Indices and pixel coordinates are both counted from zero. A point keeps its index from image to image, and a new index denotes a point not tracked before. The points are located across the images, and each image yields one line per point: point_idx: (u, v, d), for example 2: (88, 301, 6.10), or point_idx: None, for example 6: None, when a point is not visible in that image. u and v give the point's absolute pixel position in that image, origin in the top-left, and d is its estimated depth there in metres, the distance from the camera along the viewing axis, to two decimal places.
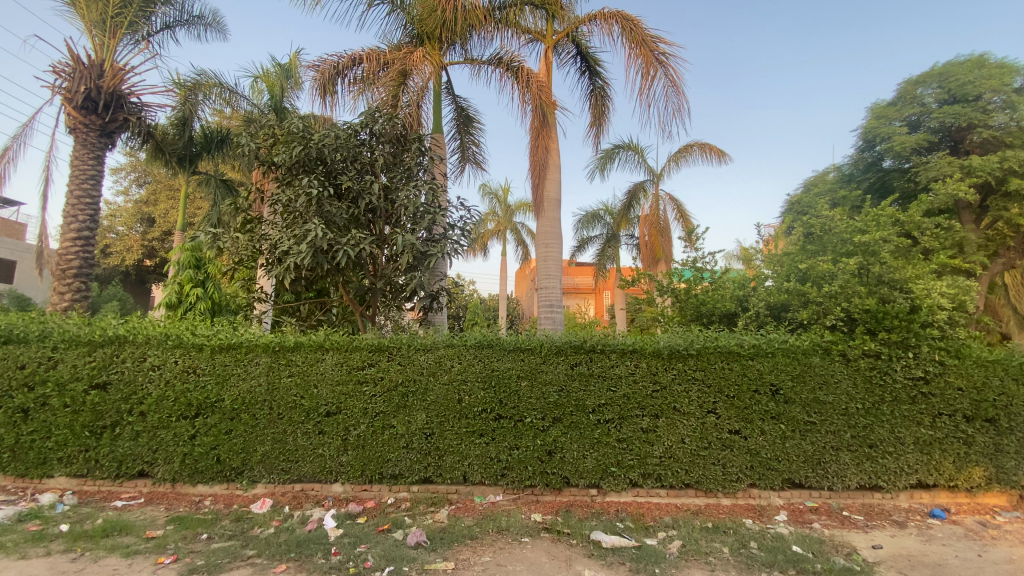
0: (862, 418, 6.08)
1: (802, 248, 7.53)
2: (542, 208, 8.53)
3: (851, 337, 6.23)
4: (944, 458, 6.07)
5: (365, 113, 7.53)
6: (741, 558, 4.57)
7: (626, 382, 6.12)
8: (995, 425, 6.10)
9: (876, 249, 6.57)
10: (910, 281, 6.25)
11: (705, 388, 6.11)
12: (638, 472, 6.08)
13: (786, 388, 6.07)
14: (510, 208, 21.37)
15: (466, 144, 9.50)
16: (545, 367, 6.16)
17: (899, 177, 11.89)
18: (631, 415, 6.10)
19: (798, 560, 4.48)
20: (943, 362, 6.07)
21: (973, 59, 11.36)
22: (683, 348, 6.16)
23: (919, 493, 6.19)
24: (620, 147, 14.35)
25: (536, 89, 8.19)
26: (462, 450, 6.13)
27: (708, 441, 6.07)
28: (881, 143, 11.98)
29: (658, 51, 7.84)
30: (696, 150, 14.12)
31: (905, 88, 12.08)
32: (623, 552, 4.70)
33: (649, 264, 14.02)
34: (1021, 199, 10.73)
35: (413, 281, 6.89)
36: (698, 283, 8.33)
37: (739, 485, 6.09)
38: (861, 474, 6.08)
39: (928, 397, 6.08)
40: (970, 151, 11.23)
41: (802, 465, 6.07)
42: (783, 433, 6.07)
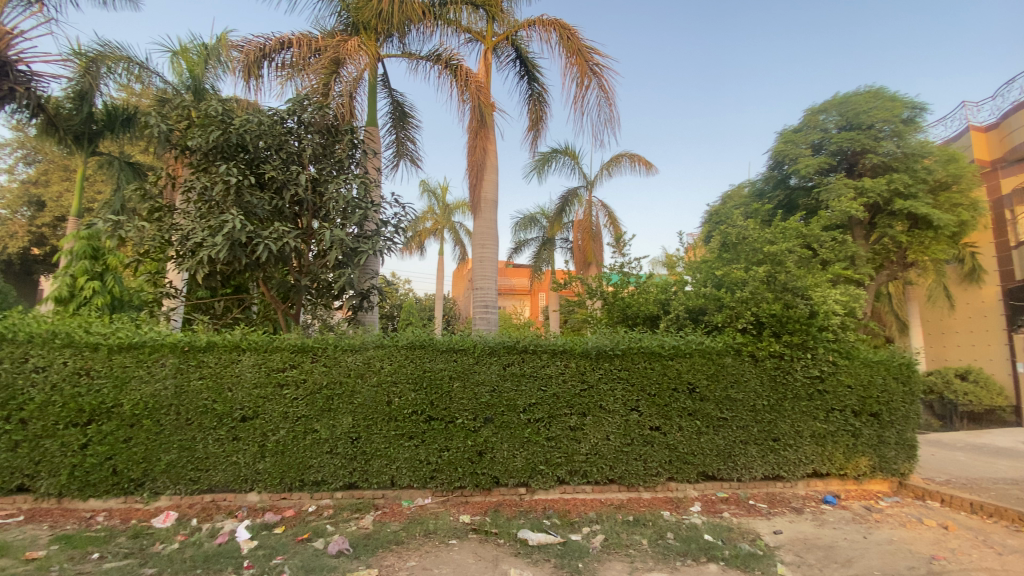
0: (767, 413, 6.60)
1: (719, 256, 8.06)
2: (479, 208, 8.50)
3: (758, 339, 6.76)
4: (835, 449, 6.72)
5: (293, 100, 7.16)
6: (659, 549, 4.80)
7: (556, 382, 6.25)
8: (879, 419, 6.83)
9: (781, 259, 7.09)
10: (810, 288, 6.81)
11: (629, 387, 6.38)
12: (565, 469, 6.21)
13: (701, 387, 6.48)
14: (448, 207, 21.16)
15: (401, 139, 9.29)
16: (478, 368, 6.15)
17: (803, 194, 13.10)
18: (561, 413, 6.23)
19: (709, 548, 4.77)
20: (835, 362, 6.75)
21: (868, 92, 12.56)
22: (610, 348, 6.40)
23: (815, 481, 6.80)
24: (557, 152, 14.64)
25: (474, 89, 8.17)
26: (390, 454, 5.97)
27: (631, 437, 6.32)
28: (789, 163, 13.07)
29: (592, 62, 8.07)
30: (626, 160, 14.69)
31: (809, 116, 13.17)
32: (549, 549, 4.77)
33: (582, 268, 14.39)
34: (903, 218, 12.15)
35: (343, 278, 6.65)
36: (625, 287, 8.69)
37: (659, 479, 6.38)
38: (766, 465, 6.59)
39: (823, 394, 6.73)
40: (862, 173, 12.57)
41: (715, 459, 6.48)
42: (699, 428, 6.46)
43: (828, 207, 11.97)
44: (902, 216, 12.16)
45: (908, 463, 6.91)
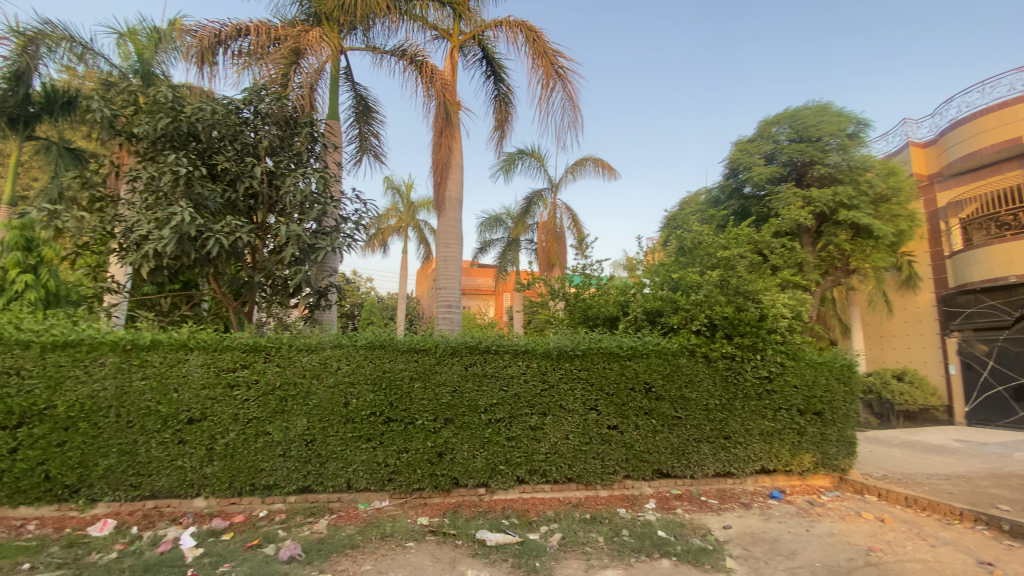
0: (719, 412, 6.84)
1: (676, 260, 8.30)
2: (443, 207, 8.42)
3: (712, 340, 7.01)
4: (782, 446, 7.03)
5: (249, 90, 6.90)
6: (615, 546, 4.89)
7: (517, 382, 6.28)
8: (822, 418, 7.19)
9: (734, 264, 7.38)
10: (760, 292, 7.13)
11: (589, 387, 6.48)
12: (525, 469, 6.24)
13: (657, 386, 6.65)
14: (412, 205, 20.89)
15: (364, 134, 9.10)
16: (439, 368, 6.10)
17: (755, 203, 13.67)
18: (521, 414, 6.26)
19: (663, 544, 4.90)
20: (783, 363, 7.07)
21: (817, 106, 13.20)
22: (571, 349, 6.48)
23: (763, 477, 7.09)
24: (522, 153, 14.70)
25: (440, 86, 8.10)
26: (346, 456, 5.84)
27: (589, 436, 6.42)
28: (743, 172, 13.59)
29: (557, 65, 8.15)
30: (590, 164, 14.90)
31: (762, 127, 13.72)
32: (507, 548, 4.79)
33: (545, 269, 14.51)
34: (847, 227, 12.84)
35: (299, 275, 6.46)
36: (586, 289, 8.82)
37: (616, 477, 6.51)
38: (717, 462, 6.82)
39: (771, 393, 7.03)
40: (810, 183, 13.21)
41: (669, 457, 6.66)
42: (654, 427, 6.63)
43: (779, 216, 12.32)
44: (846, 225, 12.85)
45: (848, 460, 7.30)
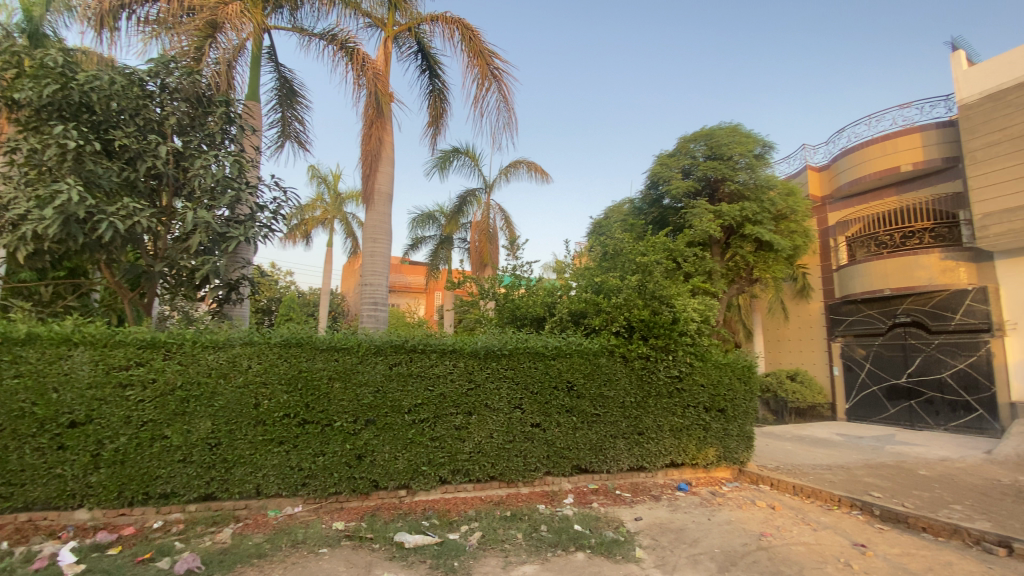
0: (635, 409, 7.21)
1: (600, 264, 8.64)
2: (371, 201, 8.16)
3: (630, 341, 7.39)
4: (690, 441, 7.54)
5: (155, 61, 6.29)
6: (532, 542, 5.00)
7: (442, 382, 6.23)
8: (725, 414, 7.79)
9: (651, 270, 7.84)
10: (674, 297, 7.62)
11: (513, 386, 6.56)
12: (447, 469, 6.20)
13: (579, 385, 6.89)
14: (339, 196, 20.05)
15: (288, 119, 8.62)
16: (361, 368, 5.92)
17: (673, 214, 14.59)
18: (446, 413, 6.22)
19: (578, 537, 5.08)
20: (692, 364, 7.60)
21: (730, 127, 14.27)
22: (497, 349, 6.54)
23: (672, 470, 7.56)
24: (456, 151, 14.61)
25: (371, 75, 7.85)
26: (257, 460, 5.50)
27: (513, 434, 6.51)
28: (663, 184, 14.43)
29: (493, 66, 8.18)
30: (524, 167, 15.11)
31: (682, 143, 14.62)
32: (425, 550, 4.74)
33: (477, 269, 14.50)
34: (752, 240, 14.03)
35: (208, 266, 5.98)
36: (516, 289, 8.99)
37: (537, 474, 6.65)
38: (632, 457, 7.18)
39: (681, 391, 7.53)
40: (721, 199, 14.31)
41: (588, 453, 6.92)
42: (575, 424, 6.86)
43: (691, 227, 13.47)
44: (751, 238, 14.04)
45: (747, 453, 7.97)
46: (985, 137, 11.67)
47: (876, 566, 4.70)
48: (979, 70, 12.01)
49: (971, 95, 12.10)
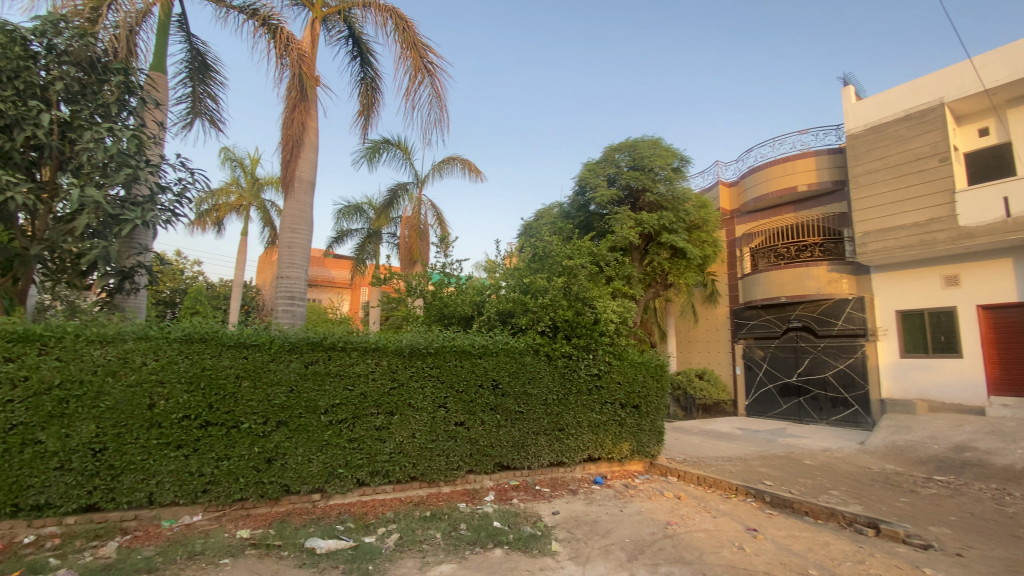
0: (557, 406, 7.42)
1: (529, 265, 8.80)
2: (292, 188, 7.71)
3: (554, 341, 7.61)
4: (607, 436, 7.88)
5: (41, 18, 5.54)
6: (450, 541, 4.98)
7: (363, 381, 6.03)
8: (639, 410, 8.23)
9: (576, 272, 8.10)
10: (596, 299, 7.93)
11: (438, 385, 6.50)
12: (365, 470, 6.01)
13: (503, 383, 6.96)
14: (257, 182, 18.76)
15: (199, 95, 7.93)
16: (273, 366, 5.59)
17: (598, 219, 15.21)
18: (366, 413, 6.03)
19: (496, 534, 5.14)
20: (611, 363, 7.96)
21: (652, 140, 15.08)
22: (422, 347, 6.46)
23: (589, 465, 7.86)
24: (387, 143, 14.20)
25: (296, 56, 7.43)
26: (150, 467, 5.02)
27: (436, 434, 6.45)
28: (590, 190, 14.98)
29: (427, 59, 8.03)
30: (458, 164, 14.99)
31: (608, 152, 15.25)
32: (338, 555, 4.56)
33: (406, 266, 14.16)
34: (668, 247, 14.94)
35: (96, 252, 5.36)
36: (445, 287, 8.91)
37: (459, 473, 6.63)
38: (552, 453, 7.37)
39: (600, 389, 7.86)
40: (642, 208, 15.10)
41: (510, 450, 7.01)
42: (498, 422, 6.93)
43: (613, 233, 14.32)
44: (667, 246, 14.94)
45: (658, 447, 8.47)
46: (867, 165, 13.25)
47: (765, 548, 5.17)
48: (865, 105, 13.60)
49: (857, 127, 13.68)
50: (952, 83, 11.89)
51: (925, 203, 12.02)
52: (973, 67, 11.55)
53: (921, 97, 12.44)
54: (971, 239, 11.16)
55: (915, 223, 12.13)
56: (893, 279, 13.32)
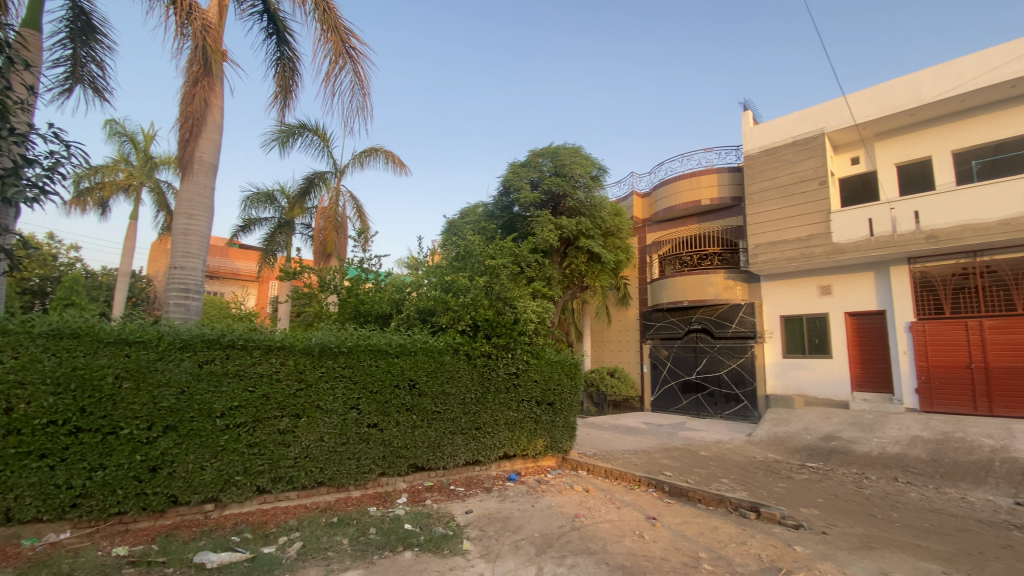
0: (474, 405, 7.45)
1: (451, 263, 8.75)
2: (190, 170, 7.03)
3: (474, 340, 7.63)
4: (522, 433, 8.04)
5: None
6: (357, 546, 4.82)
7: (266, 382, 5.67)
8: (554, 408, 8.50)
9: (497, 272, 8.17)
10: (516, 299, 8.06)
11: (350, 385, 6.26)
12: (267, 477, 5.64)
13: (420, 383, 6.86)
14: (150, 160, 16.90)
15: (79, 58, 6.99)
16: (162, 365, 5.09)
17: (520, 221, 15.50)
18: (269, 416, 5.66)
19: (407, 537, 5.05)
20: (528, 362, 8.15)
21: (574, 148, 15.59)
22: (334, 346, 6.19)
23: (504, 462, 7.97)
24: (304, 128, 13.43)
25: (200, 25, 6.75)
26: (4, 480, 4.37)
27: (346, 436, 6.20)
28: (513, 192, 15.20)
29: (349, 45, 7.69)
30: (381, 155, 14.51)
31: (531, 155, 15.57)
32: (233, 568, 4.25)
33: (321, 259, 13.43)
34: (585, 252, 15.55)
35: None
36: (363, 283, 8.70)
37: (370, 476, 6.42)
38: (468, 452, 7.38)
39: (517, 387, 8.00)
40: (563, 212, 15.56)
41: (425, 451, 6.91)
42: (414, 423, 6.81)
43: (534, 235, 14.68)
44: (584, 250, 15.54)
45: (570, 442, 8.80)
46: (761, 184, 14.66)
47: (662, 534, 5.56)
48: (761, 129, 15.03)
49: (753, 149, 15.08)
50: (831, 116, 13.50)
51: (806, 221, 13.55)
52: (848, 103, 13.20)
53: (807, 126, 13.99)
54: (841, 254, 12.75)
55: (798, 238, 13.63)
56: (779, 287, 14.84)
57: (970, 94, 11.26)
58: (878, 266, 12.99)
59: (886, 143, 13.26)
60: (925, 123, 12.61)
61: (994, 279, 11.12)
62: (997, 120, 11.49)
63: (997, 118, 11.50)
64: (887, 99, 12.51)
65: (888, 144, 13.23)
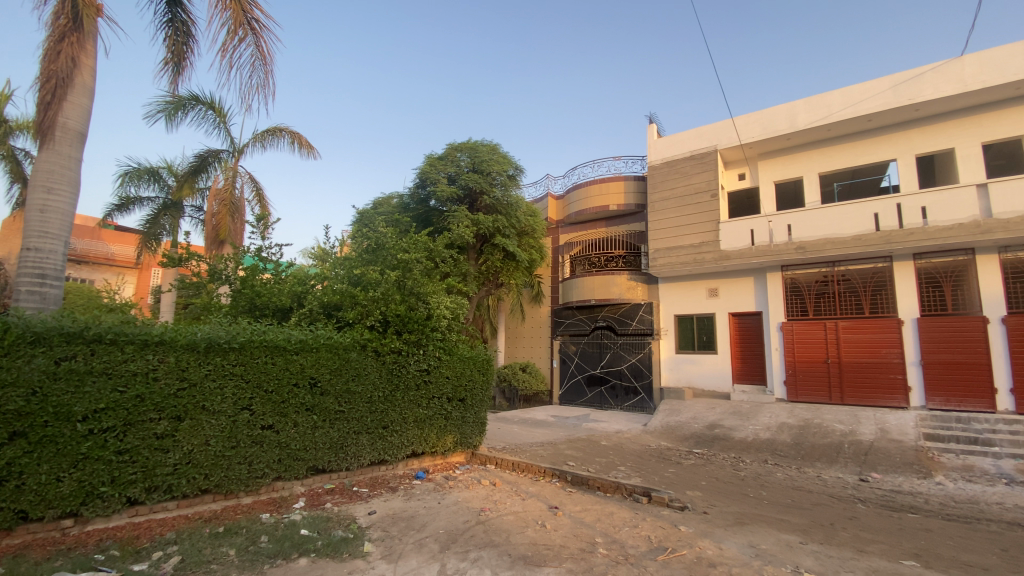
0: (381, 404, 7.25)
1: (362, 255, 8.46)
2: (50, 138, 6.07)
3: (383, 336, 7.42)
4: (432, 430, 7.96)
5: None
6: (245, 557, 4.48)
7: (141, 381, 5.09)
8: (465, 404, 8.51)
9: (410, 267, 8.02)
10: (429, 294, 7.97)
11: (242, 384, 5.81)
12: (140, 487, 5.07)
13: (322, 381, 6.53)
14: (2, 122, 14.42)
15: None
16: (7, 363, 4.38)
17: (436, 215, 15.33)
18: (143, 419, 5.09)
19: (303, 543, 4.79)
20: (440, 358, 8.09)
21: (491, 146, 15.65)
22: (224, 342, 5.72)
23: (412, 461, 7.83)
24: (197, 100, 12.19)
25: None
26: None
27: (236, 440, 5.74)
28: (430, 185, 14.97)
29: (251, 17, 7.09)
30: (287, 136, 13.56)
31: (449, 149, 15.40)
32: None
33: (212, 246, 12.25)
34: (501, 249, 15.74)
35: None
36: (261, 274, 8.18)
37: (264, 481, 6.01)
38: (374, 452, 7.16)
39: (427, 384, 7.91)
40: (479, 209, 15.57)
41: (326, 452, 6.60)
42: (314, 423, 6.47)
43: (450, 230, 14.71)
44: (500, 248, 15.72)
45: (479, 437, 8.87)
46: (663, 193, 15.74)
47: (563, 523, 5.81)
48: (665, 142, 16.14)
49: (657, 160, 16.16)
50: (724, 134, 14.81)
51: (700, 228, 14.79)
52: (738, 123, 14.56)
53: (704, 141, 15.24)
54: (727, 260, 14.10)
55: (692, 244, 14.85)
56: (675, 288, 16.03)
57: (836, 124, 12.95)
58: (758, 272, 14.52)
59: (767, 163, 14.81)
60: (799, 148, 14.30)
61: (848, 286, 12.90)
62: (855, 150, 13.35)
63: (856, 147, 13.34)
64: (770, 123, 13.97)
65: (769, 164, 14.81)
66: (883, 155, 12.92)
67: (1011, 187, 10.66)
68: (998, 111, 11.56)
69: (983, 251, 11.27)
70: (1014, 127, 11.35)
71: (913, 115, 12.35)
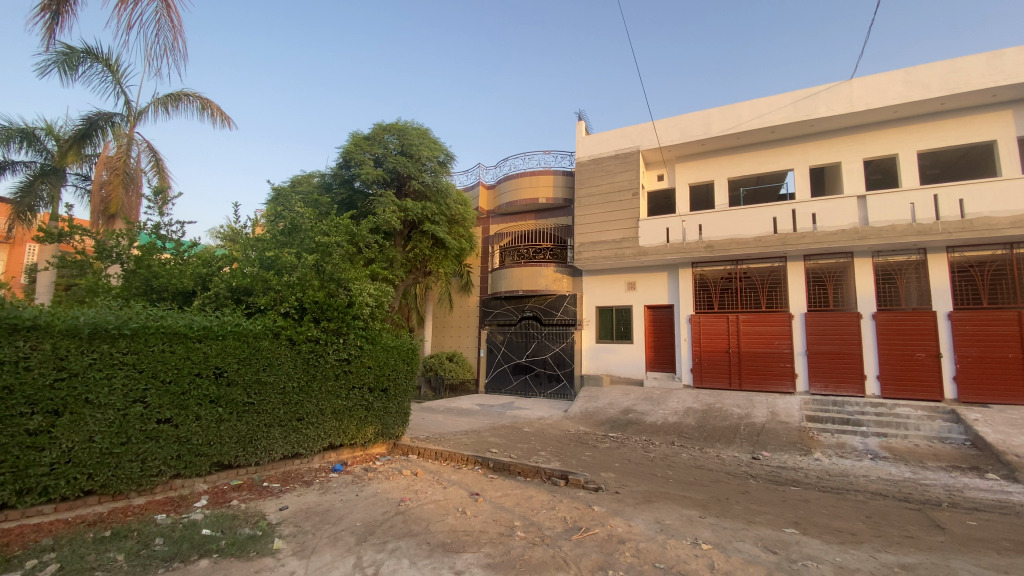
0: (295, 395, 6.90)
1: (276, 237, 7.98)
2: None
3: (299, 324, 7.07)
4: (351, 421, 7.72)
5: None
6: (136, 562, 4.12)
7: (9, 370, 4.49)
8: (387, 394, 8.35)
9: (330, 251, 7.68)
10: (351, 281, 7.70)
11: (134, 374, 5.30)
12: (9, 490, 4.49)
13: (230, 371, 6.12)
14: None
15: None
16: None
17: (360, 198, 14.81)
18: (11, 414, 4.50)
19: (204, 543, 4.49)
20: (362, 347, 7.83)
21: (421, 130, 15.27)
22: (112, 328, 5.18)
23: (329, 453, 7.57)
24: (86, 54, 10.76)
25: None
26: None
27: (126, 435, 5.22)
28: (355, 166, 14.37)
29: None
30: (194, 102, 12.39)
31: (377, 130, 14.87)
32: None
33: (101, 220, 10.93)
34: (430, 237, 15.49)
35: None
36: (158, 254, 7.48)
37: (159, 480, 5.54)
38: (286, 445, 6.82)
39: (347, 374, 7.66)
40: (408, 194, 15.23)
41: (233, 447, 6.20)
42: (219, 416, 6.04)
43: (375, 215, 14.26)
44: (429, 235, 15.49)
45: (401, 428, 8.73)
46: (589, 189, 16.27)
47: (483, 509, 5.90)
48: (592, 140, 16.64)
49: (584, 157, 16.66)
50: (646, 136, 15.53)
51: (622, 224, 15.45)
52: (659, 126, 15.30)
53: (628, 142, 15.89)
54: (645, 256, 14.87)
55: (614, 239, 15.48)
56: (597, 280, 16.69)
57: (745, 133, 14.02)
58: (672, 267, 15.49)
59: (683, 166, 15.74)
60: (712, 154, 15.35)
61: (748, 282, 14.11)
62: (760, 158, 14.56)
63: (761, 156, 14.56)
64: (688, 128, 14.80)
65: (685, 167, 15.74)
66: (782, 164, 14.22)
67: (885, 199, 12.17)
68: (877, 132, 13.09)
69: (859, 255, 12.79)
70: (889, 148, 12.93)
71: (809, 130, 13.68)
